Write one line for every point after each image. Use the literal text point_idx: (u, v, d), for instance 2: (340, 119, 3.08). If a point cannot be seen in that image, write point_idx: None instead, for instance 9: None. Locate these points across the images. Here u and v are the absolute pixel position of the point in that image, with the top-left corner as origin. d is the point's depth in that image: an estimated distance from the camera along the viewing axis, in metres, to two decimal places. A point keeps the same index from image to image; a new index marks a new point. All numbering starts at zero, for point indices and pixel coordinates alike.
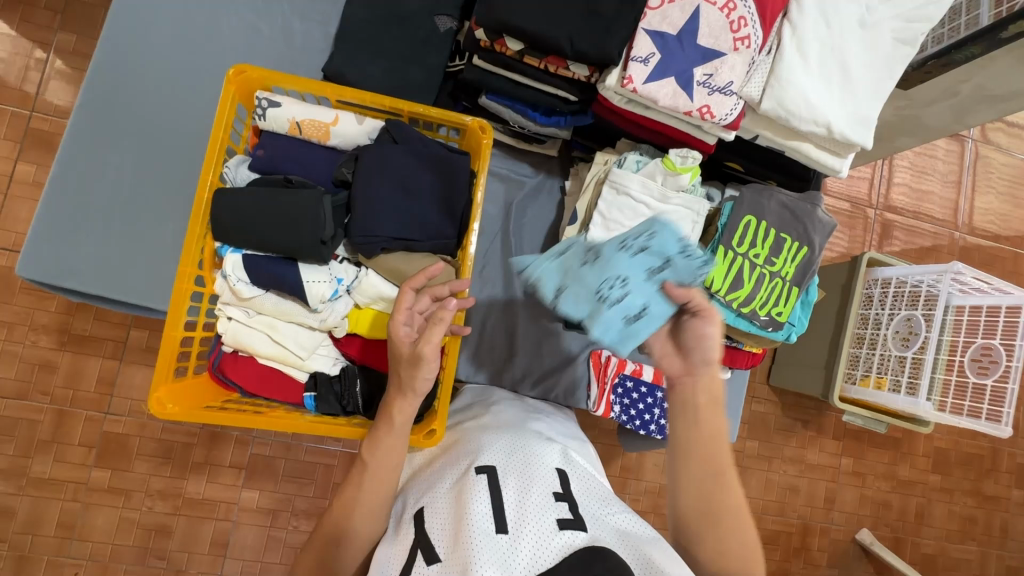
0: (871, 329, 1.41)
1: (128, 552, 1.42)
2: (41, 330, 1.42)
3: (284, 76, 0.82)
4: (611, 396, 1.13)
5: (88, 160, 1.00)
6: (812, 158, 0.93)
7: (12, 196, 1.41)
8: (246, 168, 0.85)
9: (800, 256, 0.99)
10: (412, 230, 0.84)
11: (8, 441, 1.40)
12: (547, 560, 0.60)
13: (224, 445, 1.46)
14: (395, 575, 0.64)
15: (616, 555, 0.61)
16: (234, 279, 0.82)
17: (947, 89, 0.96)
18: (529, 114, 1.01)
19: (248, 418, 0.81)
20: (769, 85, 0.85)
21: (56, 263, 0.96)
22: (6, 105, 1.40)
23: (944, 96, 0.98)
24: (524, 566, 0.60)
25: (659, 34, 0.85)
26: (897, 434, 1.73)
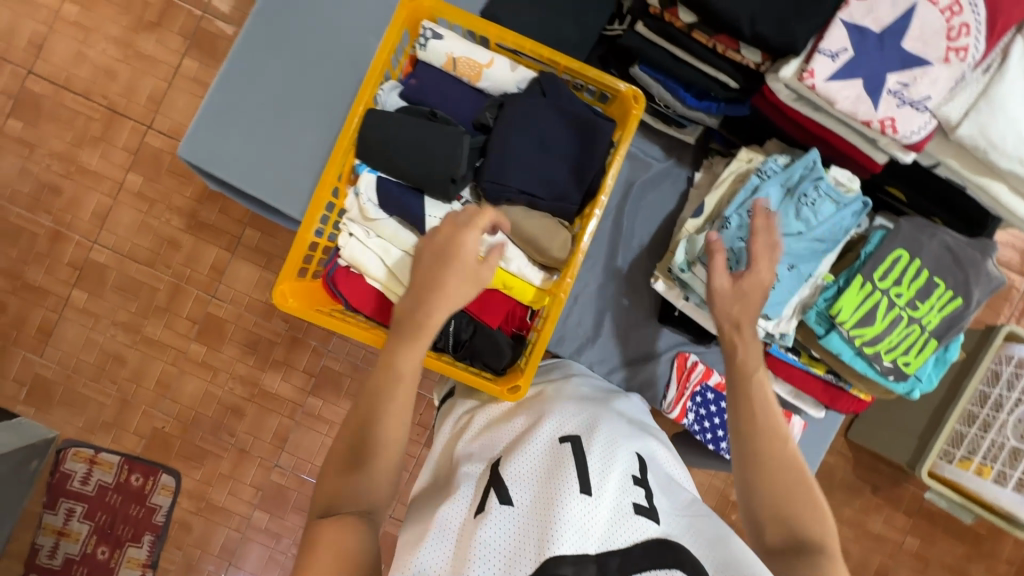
0: (988, 410, 1.21)
1: (206, 421, 1.59)
2: (175, 210, 1.58)
3: (454, 11, 0.83)
4: (688, 402, 1.09)
5: (256, 62, 1.07)
6: (999, 202, 0.81)
7: (174, 87, 1.57)
8: (397, 95, 0.87)
9: (949, 307, 0.88)
10: (539, 187, 0.83)
11: (132, 300, 1.59)
12: (619, 542, 0.57)
13: (302, 350, 1.58)
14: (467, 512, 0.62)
15: (690, 555, 0.57)
16: (364, 198, 0.85)
17: None
18: (680, 93, 0.95)
19: (349, 329, 0.86)
20: (974, 108, 0.74)
21: (213, 151, 1.05)
22: (184, 4, 1.55)
23: None
24: (598, 540, 0.56)
25: (858, 28, 0.76)
26: (982, 530, 1.54)
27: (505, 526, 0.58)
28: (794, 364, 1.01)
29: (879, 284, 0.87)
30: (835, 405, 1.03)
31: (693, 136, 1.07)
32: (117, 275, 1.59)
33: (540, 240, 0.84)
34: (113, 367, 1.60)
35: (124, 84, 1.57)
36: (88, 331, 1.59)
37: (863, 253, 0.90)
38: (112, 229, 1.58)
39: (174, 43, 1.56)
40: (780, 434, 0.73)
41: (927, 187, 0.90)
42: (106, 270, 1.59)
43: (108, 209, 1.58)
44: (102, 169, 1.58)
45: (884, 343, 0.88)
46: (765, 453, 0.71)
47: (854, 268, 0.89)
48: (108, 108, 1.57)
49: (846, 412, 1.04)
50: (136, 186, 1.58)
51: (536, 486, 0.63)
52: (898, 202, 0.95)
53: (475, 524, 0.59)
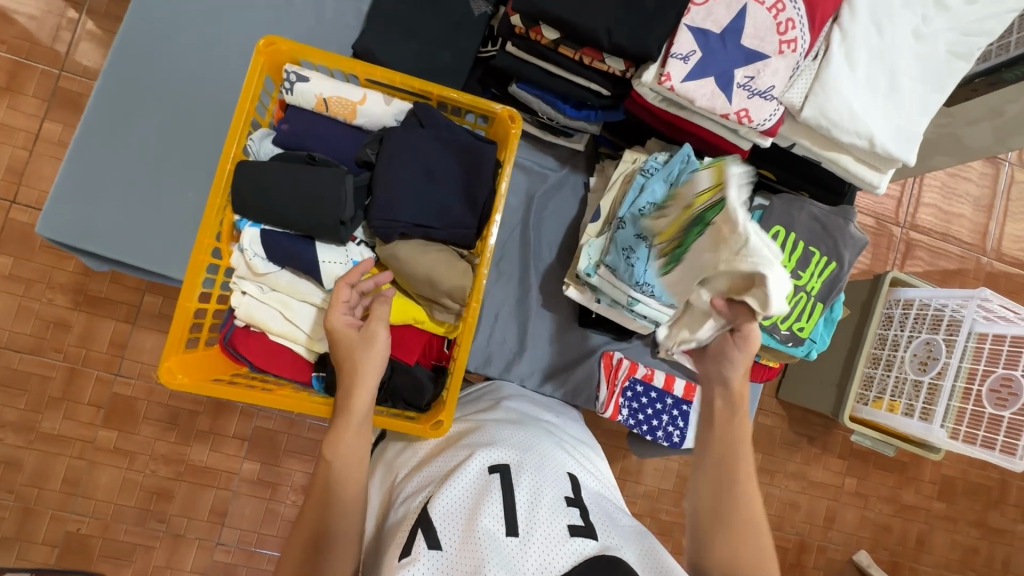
0: (888, 349, 1.37)
1: (129, 513, 1.44)
2: (57, 288, 1.43)
3: (316, 51, 0.81)
4: (620, 399, 1.11)
5: (115, 123, 1.00)
6: (850, 171, 0.90)
7: (36, 154, 1.43)
8: (270, 142, 0.84)
9: (827, 272, 0.96)
10: (432, 217, 0.83)
11: (20, 395, 1.42)
12: (554, 570, 0.57)
13: (228, 415, 1.47)
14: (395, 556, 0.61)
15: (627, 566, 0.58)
16: (250, 253, 0.81)
17: (994, 109, 0.92)
18: (560, 106, 0.98)
19: (256, 394, 0.81)
20: (812, 92, 0.82)
21: (79, 224, 0.97)
22: (36, 63, 1.42)
23: (990, 116, 0.94)
24: (532, 574, 0.57)
25: (702, 31, 0.82)
26: (905, 459, 1.69)
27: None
28: None
29: None
30: (750, 375, 1.09)
31: (581, 144, 1.11)
32: None
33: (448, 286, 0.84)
34: (8, 475, 1.41)
35: None
36: None
37: None
38: None
39: (29, 106, 1.42)
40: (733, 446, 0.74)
41: (792, 164, 0.97)
42: None
43: None
44: None
45: (779, 313, 0.95)
46: (710, 464, 0.74)
47: None
48: None
49: (762, 380, 1.10)
50: (6, 269, 1.42)
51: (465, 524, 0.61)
52: (772, 181, 1.01)
53: (403, 570, 0.57)
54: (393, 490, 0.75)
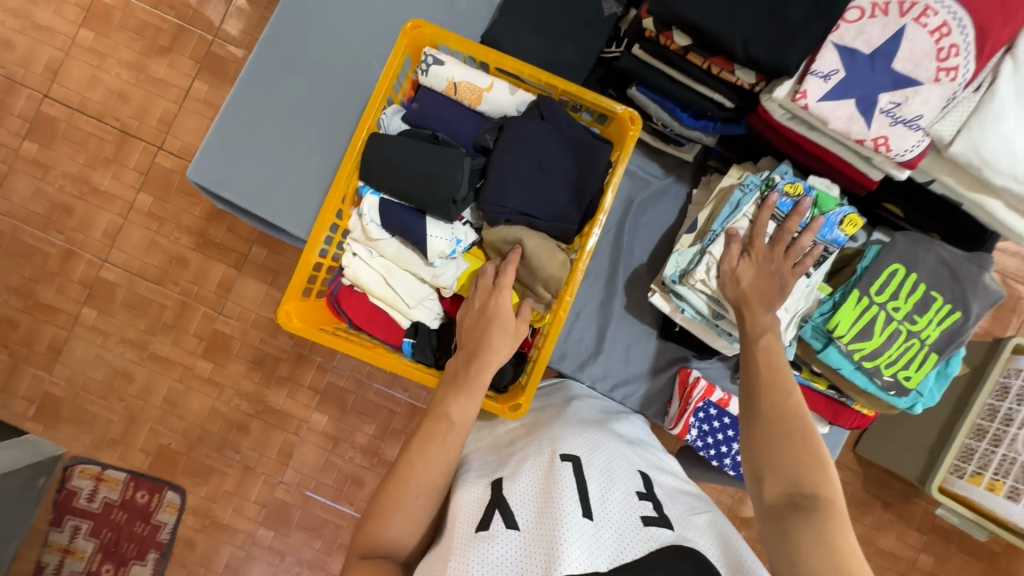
0: (998, 423, 1.20)
1: (212, 438, 1.60)
2: (184, 229, 1.61)
3: (454, 37, 0.86)
4: (690, 419, 1.07)
5: (263, 87, 1.11)
6: (995, 218, 0.82)
7: (185, 109, 1.61)
8: (399, 119, 0.89)
9: (948, 321, 0.88)
10: (538, 208, 0.85)
11: (141, 317, 1.62)
12: (632, 554, 0.57)
13: (307, 367, 1.59)
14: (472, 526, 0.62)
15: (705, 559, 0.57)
16: (367, 219, 0.87)
17: None
18: (677, 114, 0.97)
19: (355, 348, 0.87)
20: (966, 126, 0.75)
21: (221, 173, 1.09)
22: (196, 29, 1.60)
23: None
24: (610, 555, 0.56)
25: (849, 50, 0.77)
26: (996, 548, 1.51)
27: (512, 549, 0.58)
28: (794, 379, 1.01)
29: (875, 299, 0.88)
30: (838, 420, 1.02)
31: (691, 154, 1.09)
32: (126, 292, 1.62)
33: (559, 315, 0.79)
34: (121, 385, 1.61)
35: (136, 107, 1.61)
36: (97, 349, 1.62)
37: (859, 267, 0.90)
38: (122, 248, 1.62)
39: (185, 66, 1.61)
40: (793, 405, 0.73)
41: (922, 202, 0.90)
42: (116, 288, 1.62)
43: (119, 228, 1.62)
44: (113, 189, 1.62)
45: (884, 356, 0.88)
46: (774, 424, 0.71)
47: (851, 282, 0.90)
48: (120, 130, 1.61)
49: (851, 427, 1.02)
50: (146, 206, 1.62)
51: (539, 506, 0.62)
52: (897, 218, 0.95)
53: (484, 543, 0.58)
54: (461, 466, 0.77)
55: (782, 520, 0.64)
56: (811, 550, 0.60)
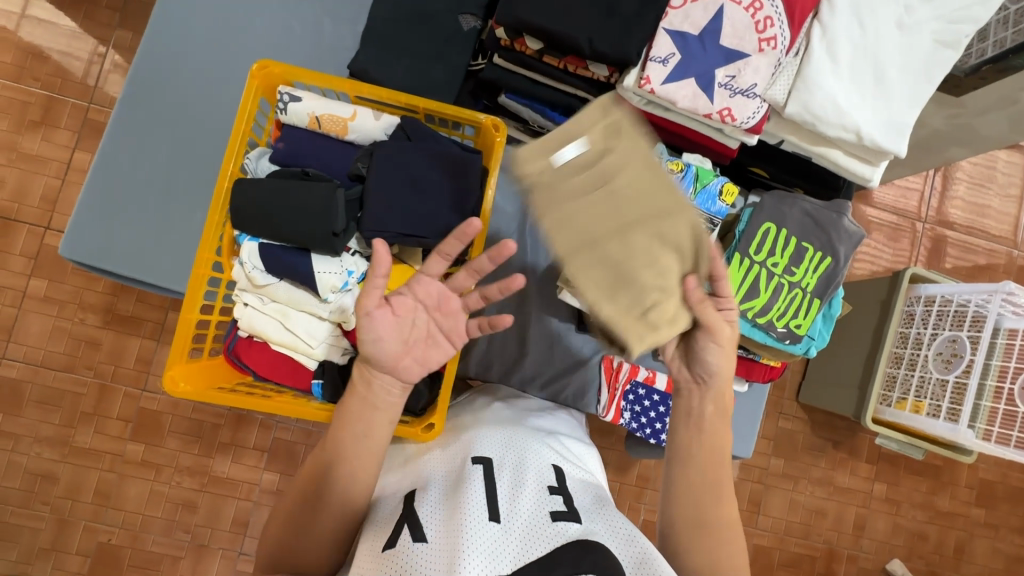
0: (910, 348, 1.32)
1: (157, 523, 1.50)
2: (88, 308, 1.51)
3: (307, 72, 0.85)
4: (621, 402, 1.13)
5: (131, 150, 1.06)
6: (840, 166, 0.88)
7: (69, 182, 1.52)
8: (267, 160, 0.87)
9: (822, 267, 0.94)
10: (422, 227, 0.85)
11: (54, 411, 1.49)
12: (536, 553, 0.58)
13: (249, 427, 1.52)
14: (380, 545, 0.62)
15: (605, 554, 0.59)
16: (250, 266, 0.85)
17: (1006, 97, 0.90)
18: (548, 114, 1.00)
19: (255, 402, 0.83)
20: (795, 88, 0.81)
21: (100, 245, 1.04)
22: (68, 98, 1.51)
23: (1001, 104, 0.91)
24: (512, 558, 0.58)
25: (680, 34, 0.83)
26: (937, 463, 1.63)
27: (416, 562, 0.58)
28: None
29: (756, 258, 0.93)
30: (753, 376, 1.07)
31: None
32: (34, 388, 1.49)
33: (529, 152, 0.64)
34: (44, 488, 1.48)
35: (13, 188, 1.50)
36: (9, 455, 1.48)
37: (737, 232, 0.95)
38: (22, 340, 1.49)
39: (62, 138, 1.51)
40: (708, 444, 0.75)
41: (783, 161, 0.97)
42: (21, 385, 1.49)
43: (14, 320, 1.49)
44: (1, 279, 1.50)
45: (774, 310, 0.93)
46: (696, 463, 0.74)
47: (732, 247, 0.95)
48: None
49: (764, 381, 1.08)
50: (41, 291, 1.50)
51: (447, 512, 0.64)
52: (765, 178, 1.01)
53: (389, 560, 0.59)
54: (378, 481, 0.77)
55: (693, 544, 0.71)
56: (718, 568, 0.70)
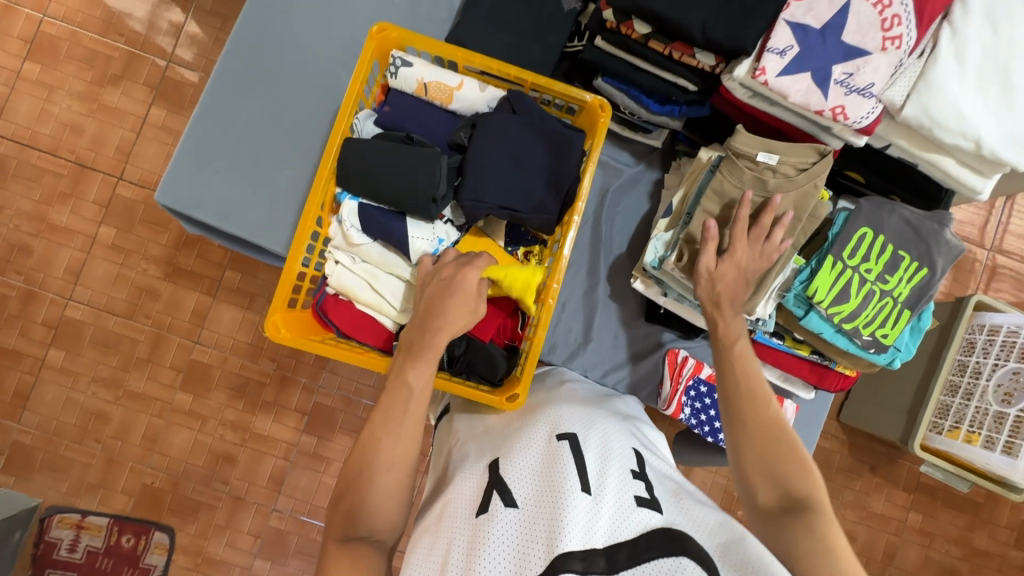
0: (969, 377, 1.27)
1: (198, 472, 1.55)
2: (152, 259, 1.57)
3: (422, 38, 0.86)
4: (682, 398, 1.11)
5: (228, 105, 1.10)
6: (950, 174, 0.86)
7: (143, 136, 1.58)
8: (373, 122, 0.89)
9: (917, 278, 0.92)
10: (518, 201, 0.86)
11: (113, 353, 1.56)
12: (624, 535, 0.58)
13: (292, 389, 1.56)
14: (470, 515, 0.63)
15: (692, 542, 0.58)
16: (348, 224, 0.87)
17: None
18: (644, 101, 1.00)
19: (346, 356, 0.86)
20: (915, 90, 0.79)
21: (191, 194, 1.07)
22: (149, 55, 1.56)
23: None
24: (605, 533, 0.58)
25: (801, 26, 0.81)
26: (978, 498, 1.58)
27: (508, 530, 0.59)
28: (779, 348, 1.04)
29: (849, 262, 0.91)
30: (825, 383, 1.06)
31: (659, 141, 1.13)
32: (95, 330, 1.56)
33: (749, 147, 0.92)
34: (97, 426, 1.55)
35: (91, 138, 1.56)
36: (67, 391, 1.55)
37: (830, 234, 0.94)
38: (87, 284, 1.56)
39: (140, 94, 1.57)
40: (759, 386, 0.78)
41: (881, 166, 0.95)
42: (83, 326, 1.56)
43: (82, 264, 1.56)
44: (72, 224, 1.56)
45: (862, 318, 0.92)
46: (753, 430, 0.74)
47: (825, 249, 0.93)
48: (76, 162, 1.56)
49: (836, 389, 1.06)
50: (110, 239, 1.56)
51: (537, 483, 0.64)
52: (858, 184, 0.99)
53: (482, 525, 0.60)
54: (456, 448, 0.79)
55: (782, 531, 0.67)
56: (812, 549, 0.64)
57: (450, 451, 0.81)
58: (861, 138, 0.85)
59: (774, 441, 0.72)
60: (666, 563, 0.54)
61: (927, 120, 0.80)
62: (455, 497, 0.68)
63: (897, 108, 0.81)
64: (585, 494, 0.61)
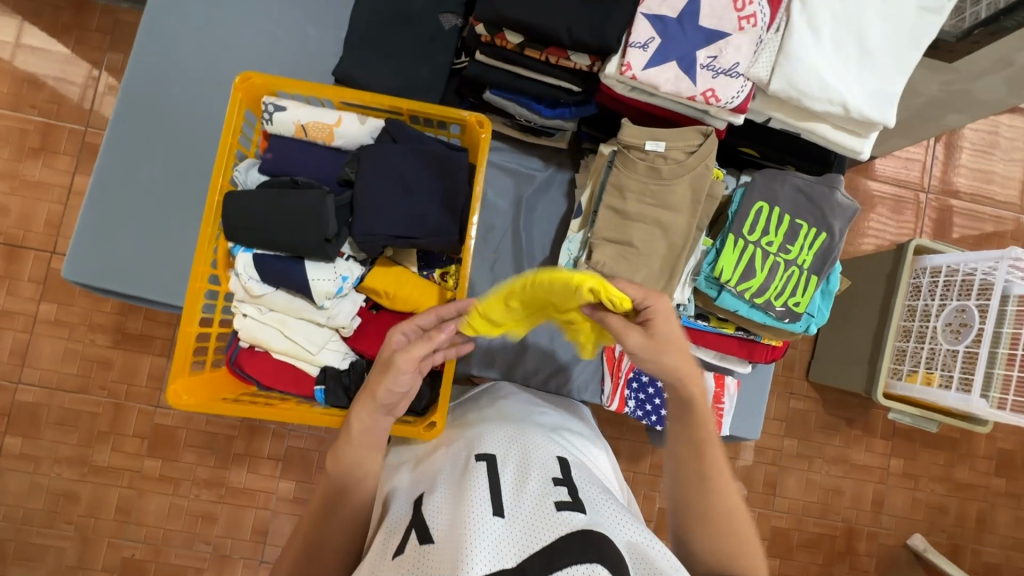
0: (919, 320, 1.31)
1: (179, 536, 1.52)
2: (97, 329, 1.53)
3: (288, 81, 0.86)
4: (625, 391, 1.12)
5: (126, 170, 1.08)
6: (829, 140, 0.87)
7: (71, 206, 1.54)
8: (256, 171, 0.88)
9: (817, 243, 0.94)
10: (414, 228, 0.86)
11: (72, 431, 1.52)
12: (540, 541, 0.57)
13: (262, 437, 1.53)
14: (391, 558, 0.62)
15: (608, 545, 0.57)
16: (245, 277, 0.86)
17: (1001, 60, 0.89)
18: (534, 107, 0.99)
19: (259, 410, 0.84)
20: (777, 65, 0.81)
21: (100, 266, 1.05)
22: (65, 123, 1.53)
23: (997, 68, 0.91)
24: (517, 549, 0.56)
25: (659, 18, 0.83)
26: (953, 435, 1.61)
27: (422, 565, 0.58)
28: (705, 330, 1.05)
29: (750, 238, 0.93)
30: (755, 356, 1.07)
31: (563, 142, 1.13)
32: (51, 410, 1.52)
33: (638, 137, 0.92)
34: (67, 507, 1.51)
35: (18, 215, 1.53)
36: (30, 477, 1.51)
37: (730, 212, 0.95)
38: (35, 364, 1.52)
39: (62, 163, 1.54)
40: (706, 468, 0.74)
41: (772, 138, 0.96)
42: (38, 408, 1.52)
43: (27, 345, 1.52)
44: (11, 306, 1.52)
45: (772, 289, 0.93)
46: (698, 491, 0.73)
47: (726, 229, 0.94)
48: (5, 242, 1.52)
49: (767, 361, 1.07)
50: (51, 315, 1.53)
51: (451, 511, 0.63)
52: (756, 157, 1.00)
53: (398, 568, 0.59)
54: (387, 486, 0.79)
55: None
56: None
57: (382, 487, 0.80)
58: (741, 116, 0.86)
59: (717, 505, 0.72)
60: (580, 571, 0.53)
61: (797, 92, 0.81)
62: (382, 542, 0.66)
63: (765, 83, 0.82)
64: (497, 515, 0.61)
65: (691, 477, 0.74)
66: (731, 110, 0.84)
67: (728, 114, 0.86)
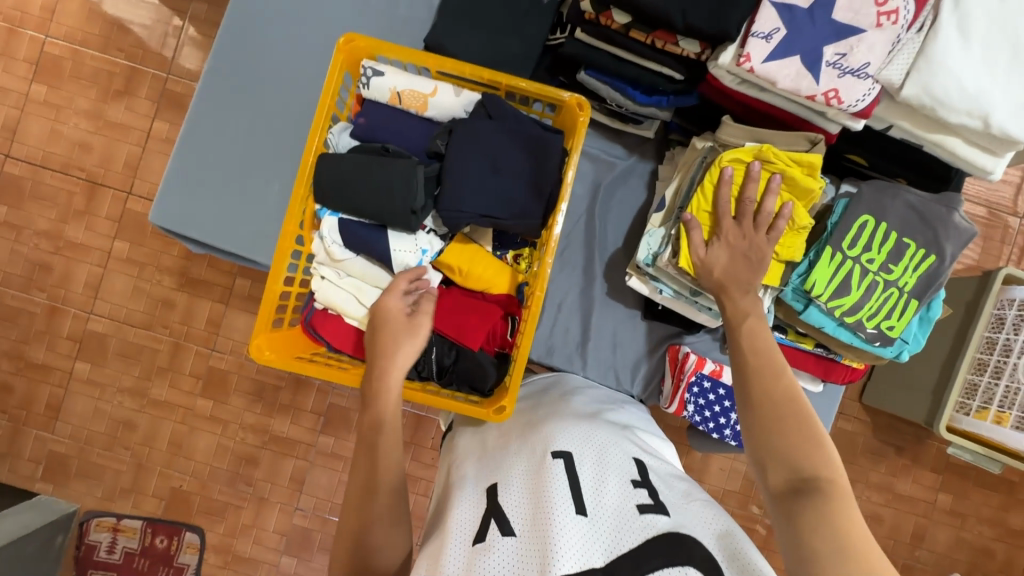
0: (998, 355, 1.20)
1: (223, 474, 1.60)
2: (165, 270, 1.60)
3: (391, 46, 0.84)
4: (685, 394, 1.06)
5: (214, 121, 1.10)
6: (958, 156, 0.80)
7: (148, 150, 1.60)
8: (348, 135, 0.88)
9: (924, 266, 0.87)
10: (499, 208, 0.84)
11: (135, 363, 1.61)
12: (627, 544, 0.57)
13: (307, 391, 1.58)
14: (467, 544, 0.62)
15: (697, 547, 0.57)
16: (329, 240, 0.87)
17: None
18: (629, 92, 0.95)
19: (330, 372, 0.86)
20: (915, 68, 0.74)
21: (183, 213, 1.08)
22: (148, 69, 1.58)
23: None
24: (605, 549, 0.57)
25: (788, 7, 0.77)
26: (1012, 478, 1.52)
27: (506, 554, 0.58)
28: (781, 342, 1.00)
29: (849, 253, 0.87)
30: (830, 376, 1.01)
31: (651, 131, 1.08)
32: (117, 342, 1.61)
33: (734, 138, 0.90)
34: (125, 434, 1.61)
35: (100, 155, 1.59)
36: (95, 402, 1.61)
37: (829, 223, 0.89)
38: (106, 297, 1.60)
39: (143, 108, 1.59)
40: (800, 408, 0.69)
41: (887, 149, 0.90)
42: (106, 339, 1.61)
43: (100, 278, 1.60)
44: (88, 240, 1.60)
45: (865, 309, 0.88)
46: (768, 407, 0.69)
47: (823, 240, 0.88)
48: (88, 179, 1.59)
49: (843, 381, 1.02)
50: (124, 253, 1.60)
51: (531, 507, 0.63)
52: (863, 167, 0.94)
53: (479, 555, 0.59)
54: (456, 464, 0.80)
55: (788, 504, 0.62)
56: (821, 526, 0.58)
57: (450, 467, 0.82)
58: (862, 121, 0.80)
59: (787, 417, 0.68)
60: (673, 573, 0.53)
61: (934, 101, 0.74)
62: (455, 522, 0.66)
63: (897, 89, 0.76)
64: (581, 516, 0.60)
65: (750, 397, 0.72)
66: (852, 112, 0.78)
67: (844, 117, 0.80)
